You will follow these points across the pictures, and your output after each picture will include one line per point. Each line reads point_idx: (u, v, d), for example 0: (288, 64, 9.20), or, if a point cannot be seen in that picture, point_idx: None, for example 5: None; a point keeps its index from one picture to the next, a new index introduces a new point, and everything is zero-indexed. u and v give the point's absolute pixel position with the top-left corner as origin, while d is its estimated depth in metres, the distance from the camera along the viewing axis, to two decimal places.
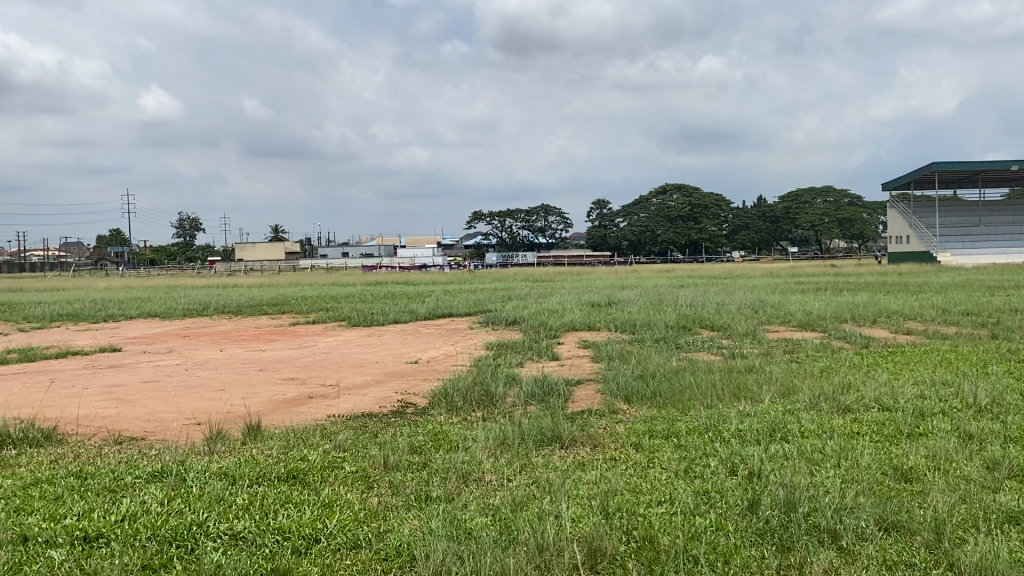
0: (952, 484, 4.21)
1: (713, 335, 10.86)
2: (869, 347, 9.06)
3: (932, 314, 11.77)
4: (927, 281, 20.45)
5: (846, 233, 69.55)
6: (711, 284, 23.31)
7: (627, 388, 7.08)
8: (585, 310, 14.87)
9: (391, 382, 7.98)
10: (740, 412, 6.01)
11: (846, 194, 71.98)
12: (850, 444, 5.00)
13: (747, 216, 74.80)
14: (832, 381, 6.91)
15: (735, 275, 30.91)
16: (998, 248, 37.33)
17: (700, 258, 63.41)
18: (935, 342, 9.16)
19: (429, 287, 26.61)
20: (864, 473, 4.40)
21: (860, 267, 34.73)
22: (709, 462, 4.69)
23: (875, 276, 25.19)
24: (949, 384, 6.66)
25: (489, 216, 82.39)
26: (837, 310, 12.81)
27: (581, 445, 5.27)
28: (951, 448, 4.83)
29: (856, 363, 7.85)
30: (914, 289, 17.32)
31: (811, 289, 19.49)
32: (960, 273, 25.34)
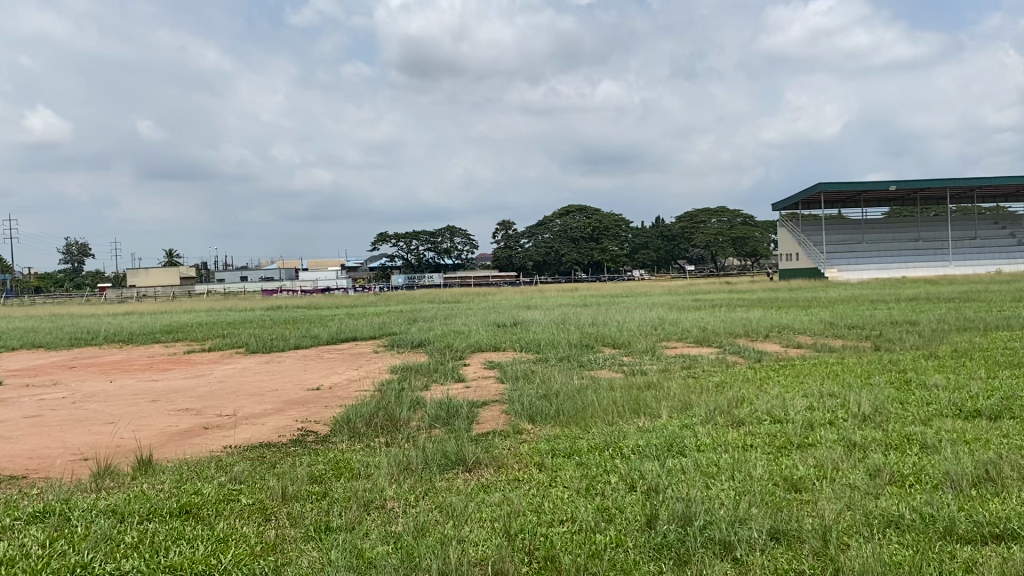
0: (837, 493, 4.40)
1: (615, 353, 11.07)
2: (762, 361, 9.39)
3: (820, 328, 12.27)
4: (816, 297, 21.35)
5: (740, 251, 72.14)
6: (611, 303, 23.88)
7: (531, 408, 7.11)
8: (490, 330, 14.93)
9: (291, 411, 7.79)
10: (639, 429, 6.12)
11: (739, 214, 74.78)
12: (744, 457, 5.16)
13: (646, 236, 76.83)
14: (727, 396, 7.12)
15: (636, 293, 31.60)
16: (880, 263, 39.30)
17: (603, 277, 64.56)
18: (823, 355, 9.55)
19: (332, 311, 26.25)
20: (756, 485, 4.54)
21: (754, 284, 35.92)
22: (609, 480, 4.76)
23: (767, 292, 26.20)
24: (835, 395, 6.95)
25: (394, 238, 81.77)
26: (730, 326, 13.26)
27: (484, 467, 5.27)
28: (837, 457, 5.05)
29: (750, 377, 8.09)
30: (804, 304, 18.08)
31: (707, 305, 20.13)
32: (845, 288, 26.56)
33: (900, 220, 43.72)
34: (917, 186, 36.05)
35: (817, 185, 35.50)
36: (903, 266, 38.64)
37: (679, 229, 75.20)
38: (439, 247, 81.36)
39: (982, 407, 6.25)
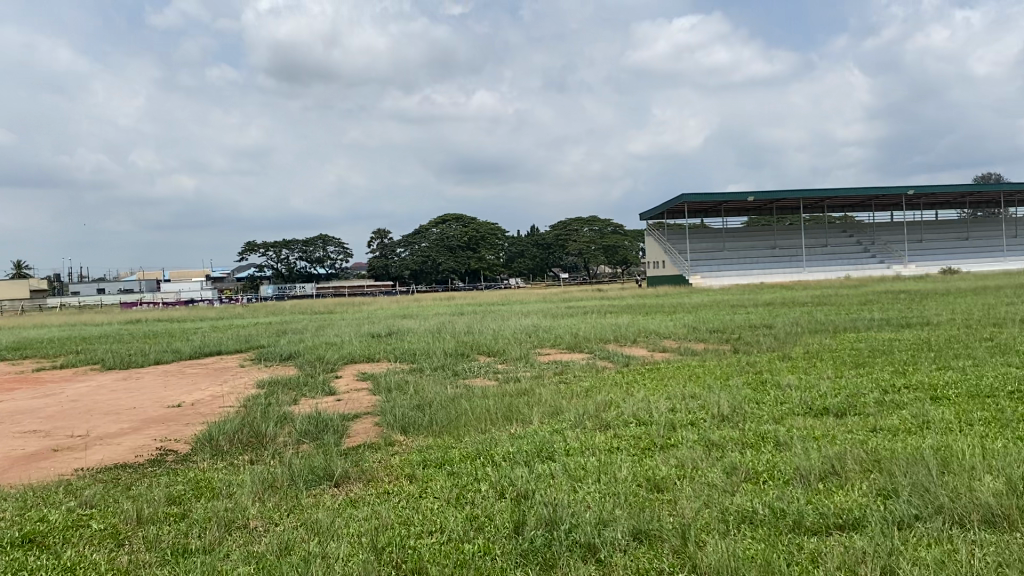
0: (698, 492, 4.57)
1: (489, 361, 11.16)
2: (630, 365, 9.68)
3: (685, 333, 12.74)
4: (681, 302, 22.19)
5: (611, 259, 74.18)
6: (485, 311, 24.05)
7: (403, 419, 7.05)
8: (363, 340, 14.75)
9: (150, 429, 7.43)
10: (511, 436, 6.18)
11: (610, 223, 76.91)
12: (610, 460, 5.29)
13: (522, 244, 77.81)
14: (596, 400, 7.28)
15: (510, 301, 31.93)
16: (741, 269, 41.23)
17: (479, 286, 64.90)
18: (686, 358, 9.94)
19: (196, 324, 25.22)
20: (620, 486, 4.67)
21: (624, 291, 36.96)
22: (480, 488, 4.77)
23: (635, 298, 27.06)
24: (697, 397, 7.23)
25: (264, 247, 79.52)
26: (600, 331, 13.61)
27: (353, 481, 5.19)
28: (696, 457, 5.25)
29: (619, 382, 8.30)
30: (670, 310, 18.80)
31: (578, 312, 20.61)
32: (708, 294, 27.77)
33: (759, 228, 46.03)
34: (773, 197, 38.05)
35: (682, 196, 36.92)
36: (762, 272, 40.68)
37: (553, 237, 76.50)
38: (311, 256, 79.66)
39: (830, 404, 6.64)
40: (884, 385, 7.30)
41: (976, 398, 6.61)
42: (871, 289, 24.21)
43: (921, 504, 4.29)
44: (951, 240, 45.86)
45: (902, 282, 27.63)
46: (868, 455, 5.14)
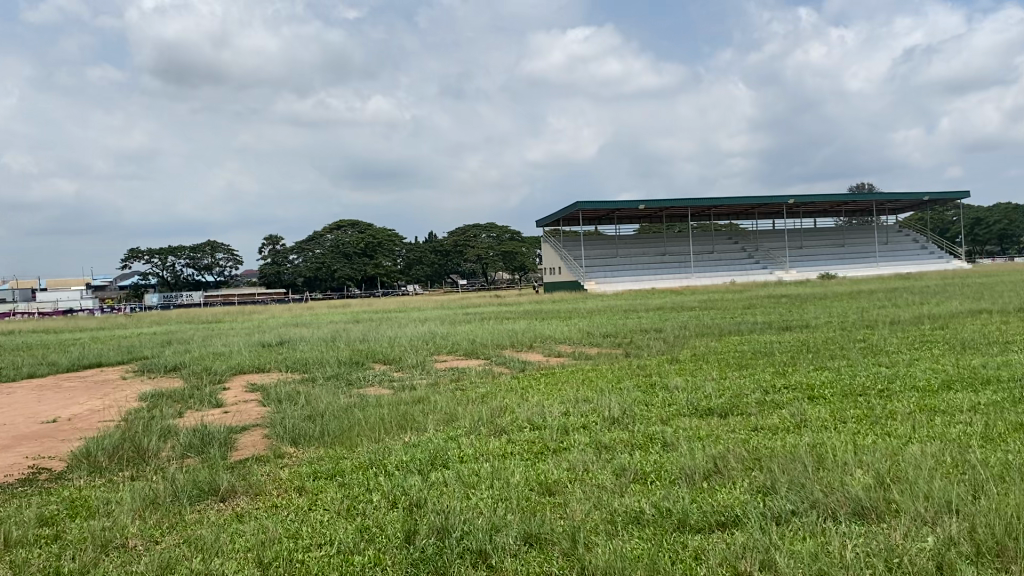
0: (588, 494, 4.66)
1: (384, 368, 11.07)
2: (525, 370, 9.77)
3: (578, 338, 12.95)
4: (577, 308, 22.55)
5: (509, 266, 74.71)
6: (380, 318, 23.80)
7: (293, 431, 6.91)
8: (254, 350, 14.37)
9: (22, 447, 7.05)
10: (405, 444, 6.14)
11: (507, 230, 77.48)
12: (503, 465, 5.33)
13: (419, 251, 77.45)
14: (490, 406, 7.33)
15: (406, 308, 31.70)
16: (634, 274, 42.19)
17: (375, 293, 64.21)
18: (581, 362, 10.11)
19: (74, 335, 23.98)
20: (512, 491, 4.72)
21: (520, 297, 37.28)
22: (372, 498, 4.73)
23: (532, 304, 27.31)
24: (589, 400, 7.37)
25: (149, 254, 76.45)
26: (497, 337, 13.70)
27: (240, 495, 5.06)
28: (587, 459, 5.36)
29: (513, 387, 8.37)
30: (567, 315, 19.09)
31: (475, 318, 20.65)
32: (601, 299, 28.30)
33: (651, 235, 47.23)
34: (663, 206, 39.12)
35: (576, 204, 37.53)
36: (654, 277, 41.73)
37: (451, 244, 76.45)
38: (200, 263, 77.09)
39: (716, 405, 6.89)
40: (765, 386, 7.62)
41: (849, 396, 6.98)
42: (756, 293, 25.22)
43: (798, 499, 4.50)
44: (829, 247, 48.20)
45: (783, 288, 28.88)
46: (750, 454, 5.35)
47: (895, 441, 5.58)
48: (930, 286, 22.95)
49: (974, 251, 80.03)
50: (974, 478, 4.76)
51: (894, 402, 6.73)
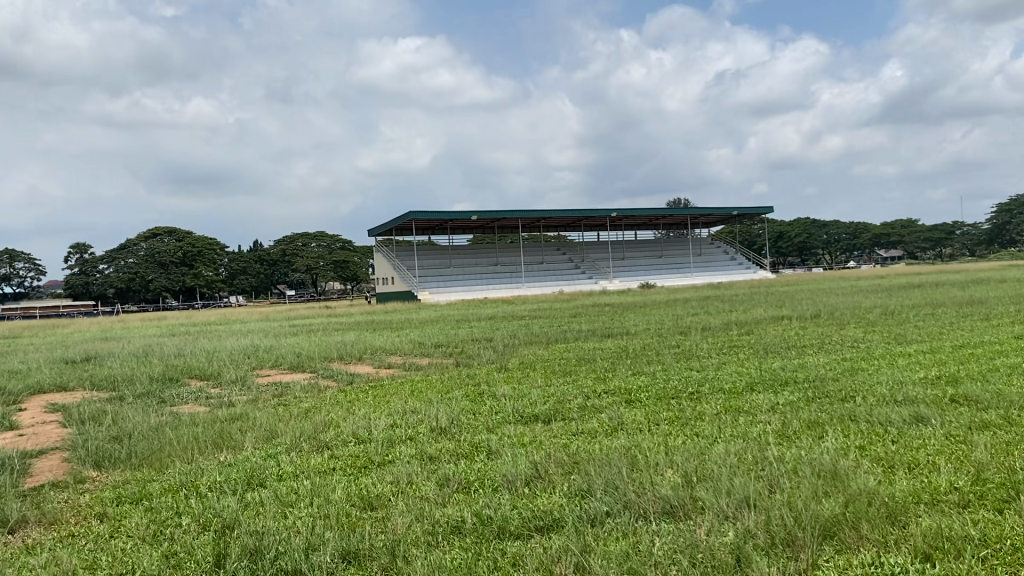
0: (411, 506, 4.64)
1: (203, 384, 10.55)
2: (353, 383, 9.60)
3: (409, 349, 12.88)
4: (406, 318, 22.47)
5: (340, 275, 73.45)
6: (199, 331, 22.67)
7: (97, 453, 6.45)
8: (56, 368, 13.30)
9: None
10: (220, 464, 5.88)
11: (339, 240, 76.19)
12: (324, 481, 5.21)
13: (245, 260, 74.64)
14: (314, 421, 7.14)
15: (228, 320, 30.36)
16: (466, 284, 42.49)
17: (197, 305, 61.21)
18: (410, 373, 10.05)
19: None
20: (333, 508, 4.62)
21: (350, 308, 36.62)
22: (180, 522, 4.49)
23: (361, 315, 26.93)
24: (417, 411, 7.34)
25: None
26: (324, 350, 13.40)
27: (32, 526, 4.66)
28: (411, 471, 5.33)
29: (339, 401, 8.20)
30: (397, 326, 18.97)
31: (302, 330, 20.11)
32: (432, 309, 28.33)
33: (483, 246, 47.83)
34: (495, 217, 39.70)
35: (409, 214, 37.41)
36: (485, 287, 42.20)
37: (280, 253, 74.10)
38: None
39: (539, 412, 7.04)
40: (587, 391, 7.87)
41: (663, 399, 7.34)
42: (582, 302, 26.11)
43: (611, 501, 4.67)
44: (651, 258, 50.62)
45: (606, 296, 30.01)
46: (569, 458, 5.51)
47: (703, 441, 5.92)
48: (737, 295, 24.63)
49: (779, 261, 86.61)
50: (769, 474, 5.13)
51: (703, 403, 7.15)
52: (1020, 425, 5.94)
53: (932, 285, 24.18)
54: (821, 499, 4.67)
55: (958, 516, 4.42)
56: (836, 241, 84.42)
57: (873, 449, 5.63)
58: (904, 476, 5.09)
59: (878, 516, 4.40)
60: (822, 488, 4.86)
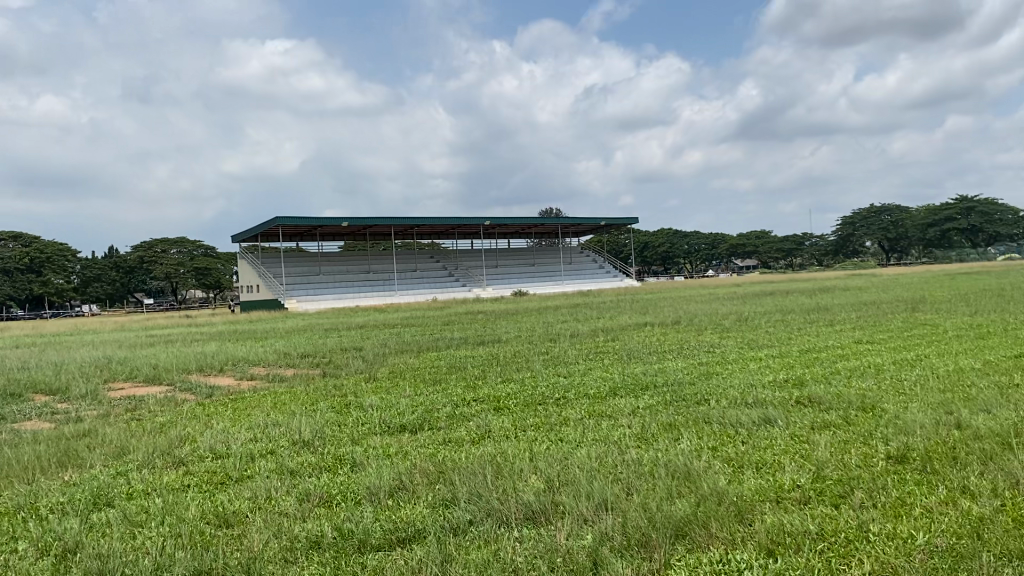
0: (270, 521, 4.53)
1: (47, 400, 9.91)
2: (213, 396, 9.25)
3: (274, 359, 12.55)
4: (269, 328, 21.82)
5: (203, 283, 70.66)
6: (42, 343, 21.25)
7: None
8: None
9: None
10: (64, 484, 5.56)
11: (201, 247, 73.33)
12: (179, 499, 5.01)
13: (99, 267, 70.67)
14: (169, 436, 6.85)
15: (76, 331, 28.61)
16: (335, 293, 41.72)
17: (43, 314, 57.38)
18: (274, 385, 9.78)
19: None
20: (186, 526, 4.45)
21: (213, 317, 35.25)
22: (16, 549, 4.22)
23: (224, 325, 25.96)
24: (280, 424, 7.17)
25: None
26: (183, 361, 12.85)
27: None
28: (271, 486, 5.21)
29: (196, 415, 7.88)
30: (260, 336, 18.43)
31: (158, 341, 19.20)
32: (298, 318, 27.62)
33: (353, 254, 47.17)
34: (367, 224, 39.28)
35: (275, 220, 36.45)
36: (355, 295, 41.54)
37: (138, 260, 70.60)
38: None
39: (406, 422, 7.00)
40: (456, 400, 7.90)
41: (530, 406, 7.44)
42: (452, 310, 26.11)
43: (474, 509, 4.70)
44: (524, 266, 51.30)
45: (477, 304, 30.15)
46: (434, 467, 5.51)
47: (565, 446, 6.06)
48: (603, 302, 25.29)
49: (645, 270, 89.52)
50: (627, 477, 5.30)
51: (568, 409, 7.30)
52: (855, 424, 6.39)
53: (781, 293, 25.60)
54: (674, 500, 4.86)
55: (800, 512, 4.70)
56: (699, 250, 88.02)
57: (725, 450, 5.92)
58: (752, 475, 5.37)
59: (727, 515, 4.61)
60: (676, 488, 5.06)
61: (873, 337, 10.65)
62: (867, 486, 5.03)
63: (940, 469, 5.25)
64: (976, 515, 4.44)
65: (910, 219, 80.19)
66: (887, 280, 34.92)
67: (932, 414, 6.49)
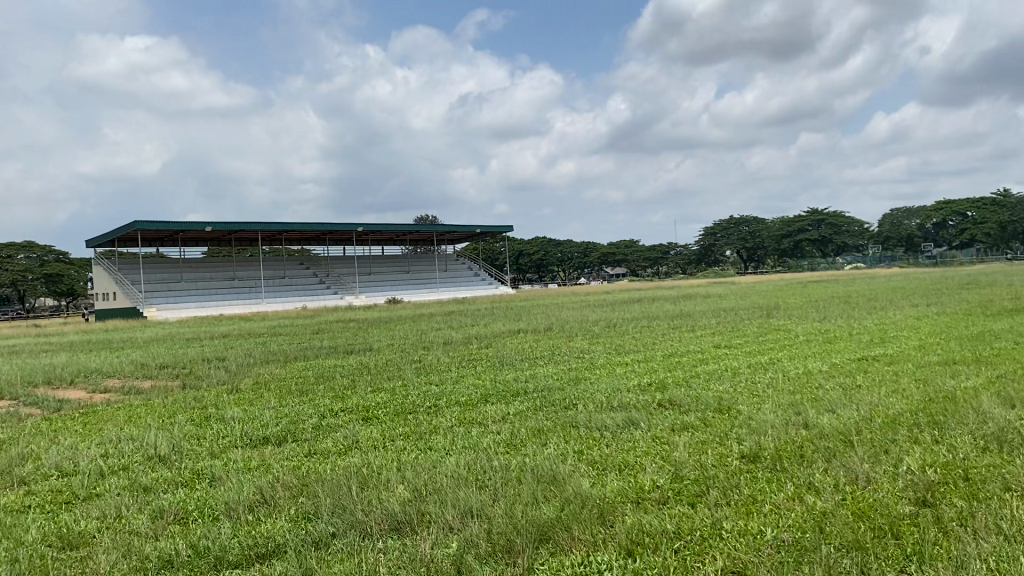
0: (119, 541, 4.31)
1: None
2: (62, 410, 8.70)
3: (130, 371, 11.93)
4: (125, 338, 20.73)
5: (54, 290, 66.46)
6: None
7: None
8: None
9: None
10: None
11: (52, 253, 68.99)
12: (18, 521, 4.69)
13: None
14: (9, 454, 6.40)
15: None
16: (198, 301, 40.11)
17: None
18: (130, 398, 9.29)
19: None
20: (24, 551, 4.18)
21: (64, 326, 33.17)
22: None
23: (75, 334, 24.47)
24: (135, 438, 6.83)
25: None
26: (28, 374, 12.03)
27: None
28: (123, 504, 4.96)
29: (41, 432, 7.39)
30: (115, 346, 17.50)
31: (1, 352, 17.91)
32: (157, 327, 26.36)
33: (216, 261, 45.61)
34: (234, 229, 37.99)
35: (134, 224, 34.75)
36: (221, 303, 40.08)
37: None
38: None
39: (270, 434, 6.81)
40: (323, 411, 7.73)
41: (399, 415, 7.38)
42: (323, 318, 25.61)
43: (338, 522, 4.62)
44: (399, 273, 50.92)
45: (349, 312, 29.69)
46: (297, 480, 5.38)
47: (434, 454, 6.05)
48: (477, 310, 25.38)
49: (519, 277, 90.45)
50: (494, 483, 5.34)
51: (438, 417, 7.29)
52: (713, 425, 6.67)
53: (647, 300, 26.44)
54: (539, 504, 4.94)
55: (659, 512, 4.85)
56: (571, 258, 89.88)
57: (590, 453, 6.06)
58: (615, 477, 5.52)
59: (590, 518, 4.72)
60: (542, 493, 5.14)
61: (731, 342, 11.14)
62: (722, 485, 5.25)
63: (787, 467, 5.55)
64: (820, 510, 4.72)
65: (766, 230, 84.65)
66: (745, 288, 36.74)
67: (782, 414, 6.86)
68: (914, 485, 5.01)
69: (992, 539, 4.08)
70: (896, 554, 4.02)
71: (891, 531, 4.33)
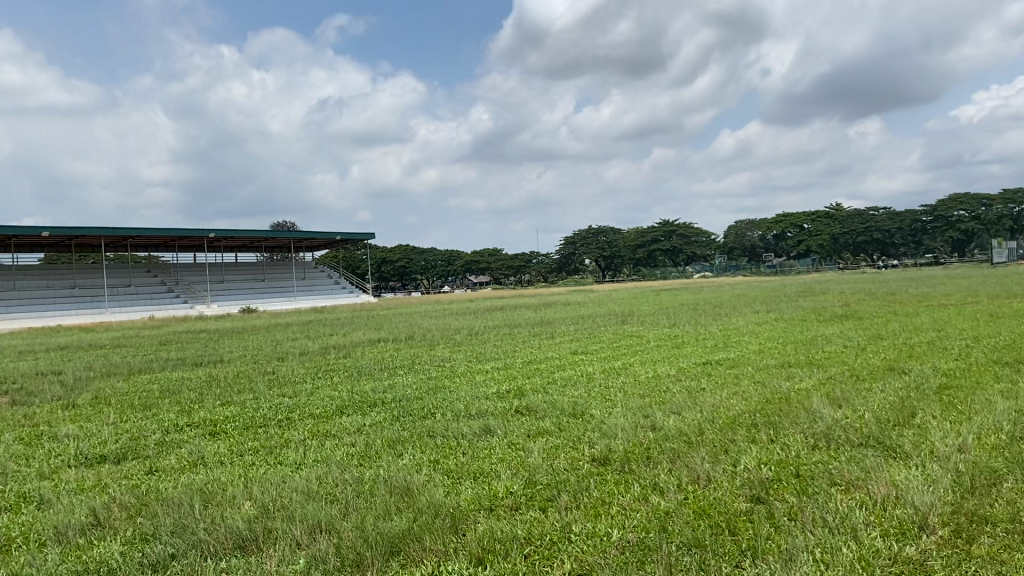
0: None
1: None
2: None
3: None
4: None
5: None
6: None
7: None
8: None
9: None
10: None
11: None
12: None
13: None
14: None
15: None
16: (33, 311, 37.49)
17: None
18: None
19: None
20: None
21: None
22: None
23: None
24: None
25: None
26: None
27: None
28: None
29: None
30: None
31: None
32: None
33: (53, 267, 42.96)
34: (75, 234, 35.74)
35: None
36: (59, 313, 37.62)
37: None
38: None
39: (108, 452, 6.47)
40: (167, 426, 7.39)
41: (249, 429, 7.16)
42: (172, 328, 24.43)
43: (178, 543, 4.44)
44: (253, 282, 49.38)
45: (200, 323, 28.43)
46: (135, 500, 5.14)
47: (285, 468, 5.91)
48: (338, 319, 24.96)
49: (382, 286, 89.37)
50: (345, 496, 5.27)
51: (290, 430, 7.13)
52: (566, 429, 6.84)
53: (506, 309, 26.71)
54: (391, 515, 4.91)
55: (511, 518, 4.93)
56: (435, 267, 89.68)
57: (445, 462, 6.08)
58: (468, 485, 5.56)
59: (442, 527, 4.74)
60: (394, 505, 5.11)
61: (586, 349, 11.43)
62: (572, 489, 5.39)
63: (634, 469, 5.77)
64: (663, 509, 4.92)
65: (624, 240, 87.48)
66: (602, 296, 37.74)
67: (632, 418, 7.11)
68: (750, 483, 5.31)
69: (817, 532, 4.37)
70: (732, 550, 4.24)
71: (728, 528, 4.57)
